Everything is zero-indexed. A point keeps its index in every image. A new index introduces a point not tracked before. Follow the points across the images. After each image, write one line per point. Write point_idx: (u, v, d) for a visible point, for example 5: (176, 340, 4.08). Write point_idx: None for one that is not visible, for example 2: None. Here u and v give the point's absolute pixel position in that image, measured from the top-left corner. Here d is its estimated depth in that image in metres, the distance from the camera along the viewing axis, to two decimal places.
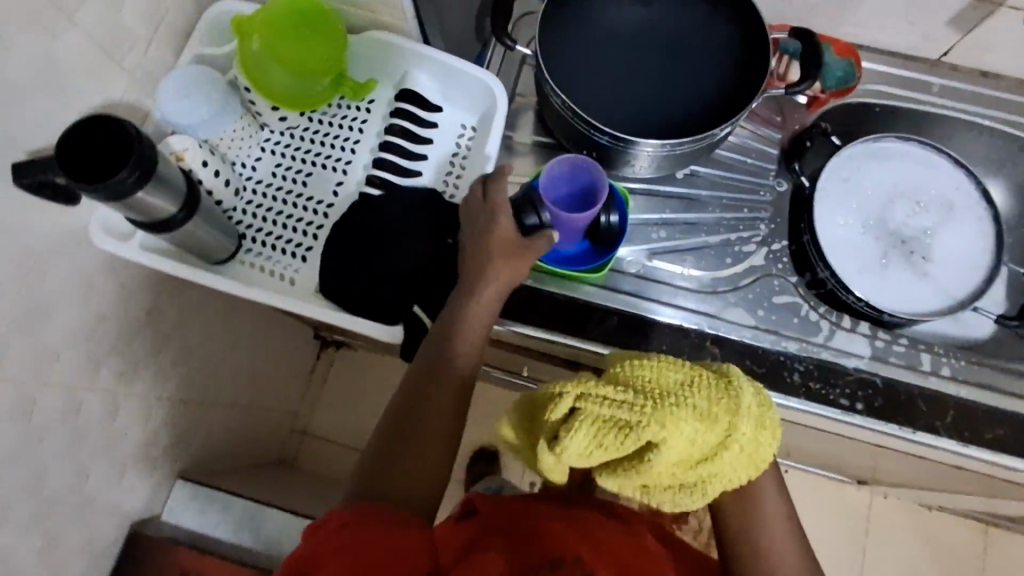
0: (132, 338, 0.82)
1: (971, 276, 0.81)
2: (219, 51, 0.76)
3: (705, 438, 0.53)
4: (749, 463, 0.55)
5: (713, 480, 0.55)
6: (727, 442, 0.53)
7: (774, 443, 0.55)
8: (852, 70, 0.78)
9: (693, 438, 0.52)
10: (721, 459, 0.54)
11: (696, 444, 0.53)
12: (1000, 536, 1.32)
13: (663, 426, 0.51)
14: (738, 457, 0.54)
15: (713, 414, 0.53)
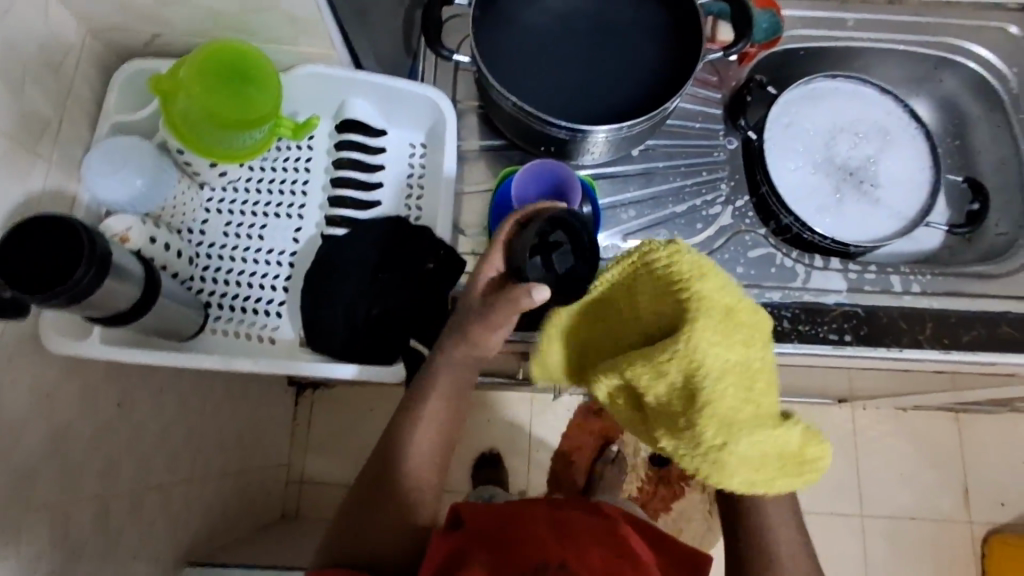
0: (109, 436, 0.77)
1: (918, 193, 0.85)
2: (141, 117, 0.71)
3: (723, 390, 0.52)
4: (708, 451, 0.52)
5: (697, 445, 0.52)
6: (722, 413, 0.52)
7: (737, 474, 0.52)
8: (776, 21, 0.82)
9: (718, 375, 0.53)
10: (699, 415, 0.52)
11: (718, 380, 0.52)
12: (973, 420, 1.42)
13: (705, 337, 0.53)
14: (734, 446, 0.51)
15: (744, 375, 0.53)
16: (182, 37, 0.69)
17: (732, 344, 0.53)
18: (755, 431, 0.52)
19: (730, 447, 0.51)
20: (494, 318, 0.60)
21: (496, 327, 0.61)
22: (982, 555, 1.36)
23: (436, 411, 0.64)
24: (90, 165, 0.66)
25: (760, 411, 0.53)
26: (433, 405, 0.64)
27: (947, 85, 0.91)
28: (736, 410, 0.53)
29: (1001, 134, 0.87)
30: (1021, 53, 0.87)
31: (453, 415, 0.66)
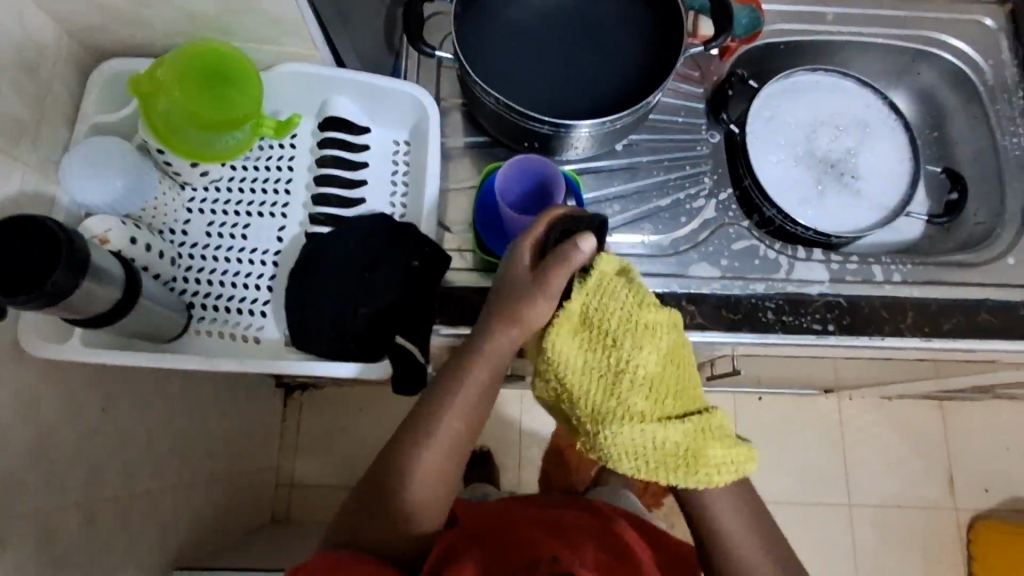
0: (94, 441, 0.76)
1: (898, 184, 0.87)
2: (120, 118, 0.70)
3: (587, 398, 0.56)
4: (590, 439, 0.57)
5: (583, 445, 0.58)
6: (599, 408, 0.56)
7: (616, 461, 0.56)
8: (757, 16, 0.81)
9: (596, 376, 0.56)
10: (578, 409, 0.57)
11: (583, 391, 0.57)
12: (956, 408, 1.44)
13: (580, 344, 0.57)
14: (608, 447, 0.56)
15: (608, 382, 0.56)
16: (161, 37, 0.69)
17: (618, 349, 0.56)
18: (626, 430, 0.55)
19: (602, 432, 0.55)
20: (552, 289, 0.57)
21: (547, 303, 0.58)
22: (967, 541, 1.38)
23: (461, 412, 0.62)
24: (67, 168, 0.65)
25: (627, 411, 0.55)
26: (458, 405, 0.62)
27: (925, 78, 0.92)
28: (608, 414, 0.56)
29: (977, 125, 0.89)
30: (996, 45, 0.88)
31: (476, 416, 0.63)
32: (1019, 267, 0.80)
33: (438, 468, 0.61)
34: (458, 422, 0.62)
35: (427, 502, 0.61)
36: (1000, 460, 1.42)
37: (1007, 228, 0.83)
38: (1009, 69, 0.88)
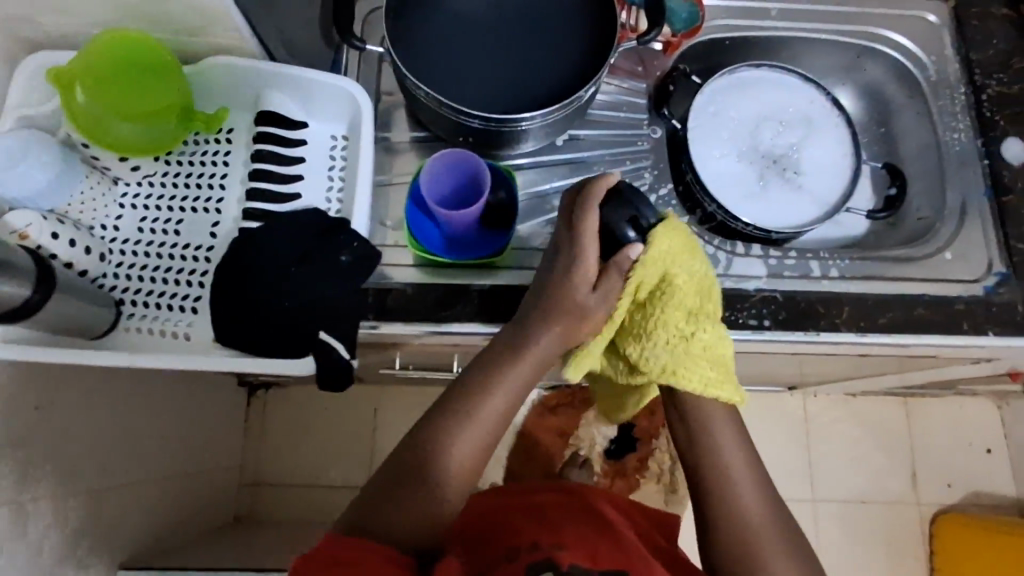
0: (27, 440, 0.75)
1: (840, 180, 0.87)
2: (45, 111, 0.69)
3: (663, 317, 0.63)
4: (681, 352, 0.63)
5: (649, 364, 0.64)
6: (692, 322, 0.63)
7: (697, 373, 0.63)
8: (695, 11, 0.84)
9: (695, 295, 0.64)
10: (673, 324, 0.63)
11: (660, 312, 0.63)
12: (920, 404, 1.45)
13: (686, 266, 0.64)
14: (684, 361, 0.63)
15: (700, 301, 0.65)
16: (86, 28, 0.68)
17: (706, 274, 0.65)
18: (701, 344, 0.63)
19: (695, 339, 0.63)
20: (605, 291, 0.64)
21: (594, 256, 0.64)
22: (929, 535, 1.39)
23: (501, 404, 0.63)
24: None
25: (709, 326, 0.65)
26: (498, 396, 0.63)
27: (872, 73, 0.93)
28: (685, 332, 0.63)
29: (922, 120, 0.89)
30: (940, 41, 0.88)
31: (506, 414, 0.64)
32: (957, 262, 0.80)
33: (466, 460, 0.62)
34: (489, 422, 0.63)
35: (454, 493, 0.62)
36: (963, 455, 1.43)
37: (946, 222, 0.83)
38: (952, 65, 0.87)
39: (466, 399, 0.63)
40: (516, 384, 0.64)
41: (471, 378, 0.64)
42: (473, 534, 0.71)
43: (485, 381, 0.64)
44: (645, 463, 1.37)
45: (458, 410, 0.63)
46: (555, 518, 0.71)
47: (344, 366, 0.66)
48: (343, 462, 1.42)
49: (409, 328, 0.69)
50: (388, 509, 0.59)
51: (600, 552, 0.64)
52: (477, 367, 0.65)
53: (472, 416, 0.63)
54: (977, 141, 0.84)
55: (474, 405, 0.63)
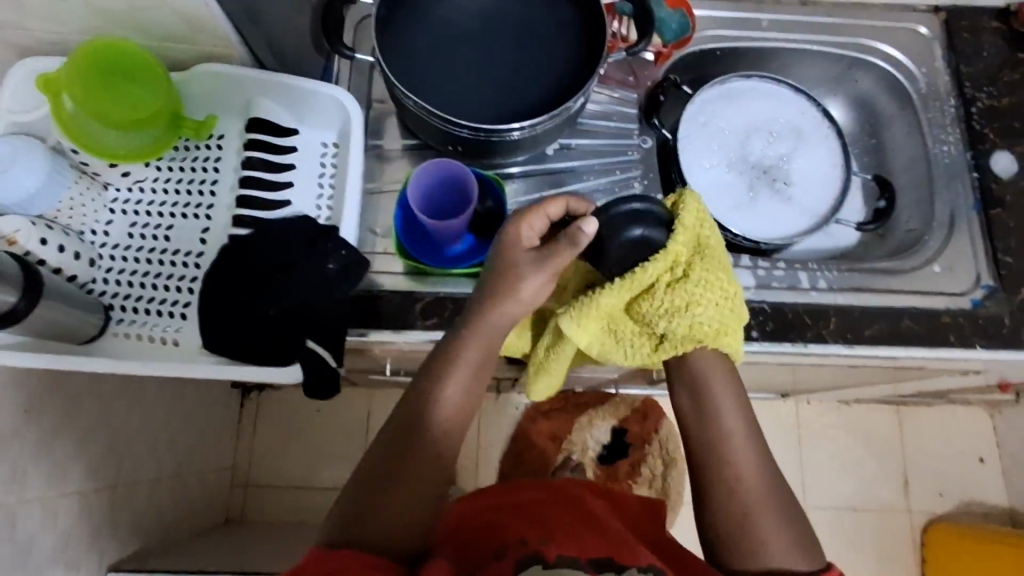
0: (14, 443, 0.75)
1: (829, 192, 0.87)
2: (36, 117, 0.69)
3: (707, 277, 0.63)
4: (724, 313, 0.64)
5: (697, 330, 0.63)
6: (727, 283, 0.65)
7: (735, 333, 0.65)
8: (686, 21, 0.84)
9: (721, 258, 0.67)
10: (717, 285, 0.64)
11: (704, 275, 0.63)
12: (913, 413, 1.45)
13: (712, 230, 0.67)
14: (727, 322, 0.64)
15: (724, 265, 0.67)
16: (77, 35, 0.68)
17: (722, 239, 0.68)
18: (737, 304, 0.65)
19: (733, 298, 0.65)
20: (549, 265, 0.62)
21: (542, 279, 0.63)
22: (921, 544, 1.39)
23: (462, 384, 0.64)
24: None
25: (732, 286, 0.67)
26: (458, 377, 0.63)
27: (862, 84, 0.93)
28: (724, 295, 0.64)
29: (913, 132, 0.89)
30: (931, 53, 0.88)
31: (470, 397, 0.65)
32: (945, 275, 0.80)
33: (440, 445, 0.62)
34: (449, 413, 0.63)
35: (431, 489, 0.61)
36: (955, 463, 1.43)
37: (935, 234, 0.83)
38: (942, 77, 0.87)
39: (422, 394, 0.63)
40: (470, 371, 0.64)
41: (424, 375, 0.65)
42: (464, 534, 0.70)
43: (439, 373, 0.64)
44: (637, 468, 1.37)
45: (417, 407, 0.63)
46: (547, 516, 0.70)
47: (329, 372, 0.66)
48: (336, 464, 1.42)
49: (393, 336, 0.69)
50: (368, 512, 0.58)
51: (587, 546, 0.62)
52: (429, 363, 0.65)
53: (435, 400, 0.63)
54: (966, 153, 0.84)
55: (432, 399, 0.63)
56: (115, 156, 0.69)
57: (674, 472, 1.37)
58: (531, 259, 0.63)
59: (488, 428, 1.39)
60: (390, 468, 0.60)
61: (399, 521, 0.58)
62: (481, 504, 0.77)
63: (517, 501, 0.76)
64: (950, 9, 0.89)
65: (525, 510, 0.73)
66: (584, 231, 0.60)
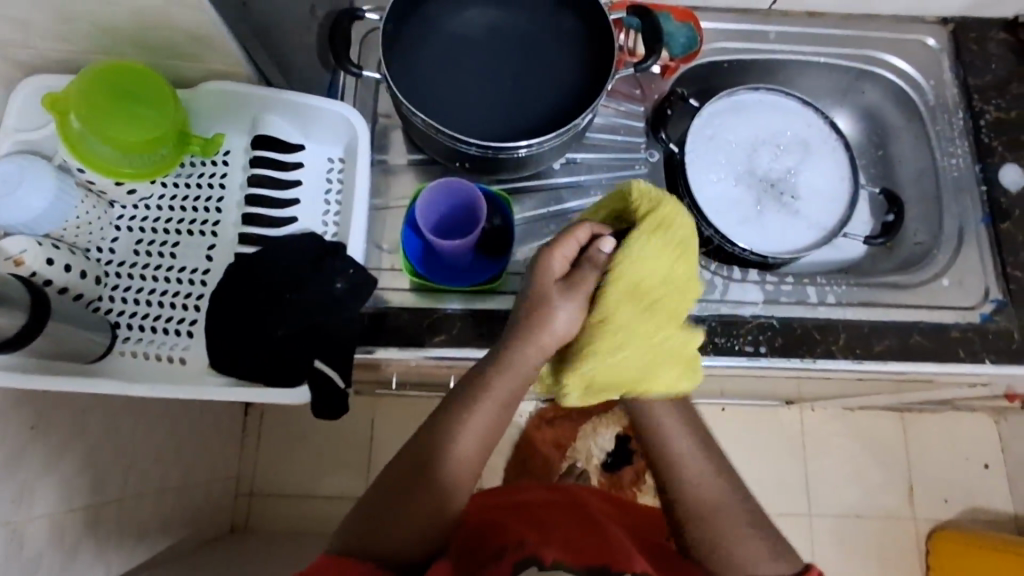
0: (21, 461, 0.75)
1: (837, 206, 0.87)
2: (41, 136, 0.69)
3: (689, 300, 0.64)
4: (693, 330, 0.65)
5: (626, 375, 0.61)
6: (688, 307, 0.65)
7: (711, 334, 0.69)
8: (694, 35, 0.84)
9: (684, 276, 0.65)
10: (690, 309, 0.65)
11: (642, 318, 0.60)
12: (918, 419, 1.45)
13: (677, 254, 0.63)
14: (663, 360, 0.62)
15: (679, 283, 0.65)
16: (85, 53, 0.68)
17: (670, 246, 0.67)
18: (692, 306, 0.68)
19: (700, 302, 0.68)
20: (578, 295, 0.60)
21: (572, 308, 0.60)
22: (926, 551, 1.38)
23: (493, 408, 0.61)
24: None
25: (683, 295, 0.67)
26: (489, 401, 0.61)
27: (869, 96, 0.93)
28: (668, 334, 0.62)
29: (920, 144, 0.89)
30: (938, 65, 0.88)
31: (499, 419, 0.62)
32: (954, 288, 0.80)
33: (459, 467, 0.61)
34: (472, 438, 0.61)
35: (440, 509, 0.59)
36: (959, 469, 1.43)
37: (943, 247, 0.83)
38: (949, 90, 0.87)
39: (444, 421, 0.61)
40: (500, 402, 0.61)
41: (453, 400, 0.62)
42: (473, 530, 0.70)
43: (466, 401, 0.61)
44: (642, 476, 1.37)
45: (439, 428, 0.61)
46: (553, 518, 0.71)
47: (338, 392, 0.66)
48: (340, 473, 1.42)
49: (401, 353, 0.69)
50: (381, 523, 0.58)
51: (592, 552, 0.62)
52: (462, 383, 0.63)
53: (462, 421, 0.61)
54: (975, 166, 0.84)
55: (455, 422, 0.61)
56: (127, 177, 0.69)
57: None
58: (562, 288, 0.61)
59: None
60: (401, 485, 0.59)
61: (414, 538, 0.58)
62: (492, 500, 0.79)
63: (527, 501, 0.77)
64: (957, 20, 0.89)
65: (533, 510, 0.74)
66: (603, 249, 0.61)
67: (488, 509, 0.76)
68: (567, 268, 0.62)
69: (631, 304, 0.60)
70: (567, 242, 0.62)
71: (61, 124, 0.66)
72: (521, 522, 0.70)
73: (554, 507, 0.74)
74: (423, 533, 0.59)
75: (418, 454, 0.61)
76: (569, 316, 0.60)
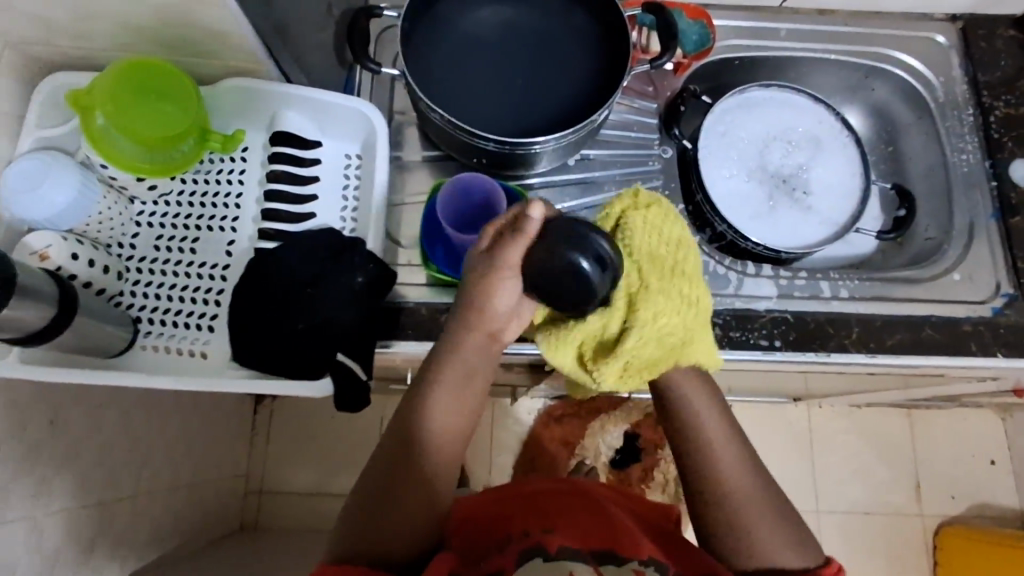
0: (41, 456, 0.76)
1: (848, 202, 0.88)
2: (64, 133, 0.70)
3: None
4: None
5: (661, 346, 0.63)
6: None
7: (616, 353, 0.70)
8: (706, 33, 0.85)
9: None
10: None
11: (660, 289, 0.61)
12: (924, 416, 1.45)
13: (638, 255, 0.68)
14: (691, 331, 0.64)
15: None
16: (105, 51, 0.69)
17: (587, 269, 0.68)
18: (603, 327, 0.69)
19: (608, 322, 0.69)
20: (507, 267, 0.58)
21: (506, 283, 0.58)
22: (933, 547, 1.39)
23: (453, 389, 0.63)
24: (22, 207, 0.65)
25: None
26: (450, 384, 0.63)
27: (879, 93, 0.94)
28: (687, 304, 0.63)
29: (929, 140, 0.90)
30: (948, 62, 0.88)
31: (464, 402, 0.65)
32: (965, 283, 0.80)
33: (438, 449, 0.63)
34: (443, 421, 0.64)
35: (434, 494, 0.63)
36: (966, 466, 1.44)
37: (954, 243, 0.83)
38: (959, 86, 0.88)
39: (409, 413, 0.64)
40: (455, 387, 0.64)
41: (413, 391, 0.65)
42: (470, 525, 0.72)
43: (423, 389, 0.64)
44: (651, 473, 1.37)
45: (408, 412, 0.64)
46: (549, 502, 0.73)
47: (359, 384, 0.66)
48: (349, 471, 1.43)
49: (418, 347, 0.70)
50: (379, 514, 0.60)
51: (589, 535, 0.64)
52: (422, 370, 0.65)
53: (428, 406, 0.63)
54: (985, 162, 0.85)
55: (423, 406, 0.63)
56: (151, 174, 0.70)
57: None
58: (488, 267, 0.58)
59: (502, 434, 1.39)
60: (393, 478, 0.61)
61: (408, 530, 0.60)
62: (497, 488, 0.81)
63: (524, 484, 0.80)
64: (966, 18, 0.89)
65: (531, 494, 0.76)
66: (529, 215, 0.56)
67: (492, 495, 0.78)
68: (494, 244, 0.59)
69: (647, 272, 0.61)
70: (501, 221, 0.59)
71: (86, 120, 0.67)
72: (517, 508, 0.72)
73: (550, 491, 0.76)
74: (419, 523, 0.61)
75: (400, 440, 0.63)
76: (510, 290, 0.59)
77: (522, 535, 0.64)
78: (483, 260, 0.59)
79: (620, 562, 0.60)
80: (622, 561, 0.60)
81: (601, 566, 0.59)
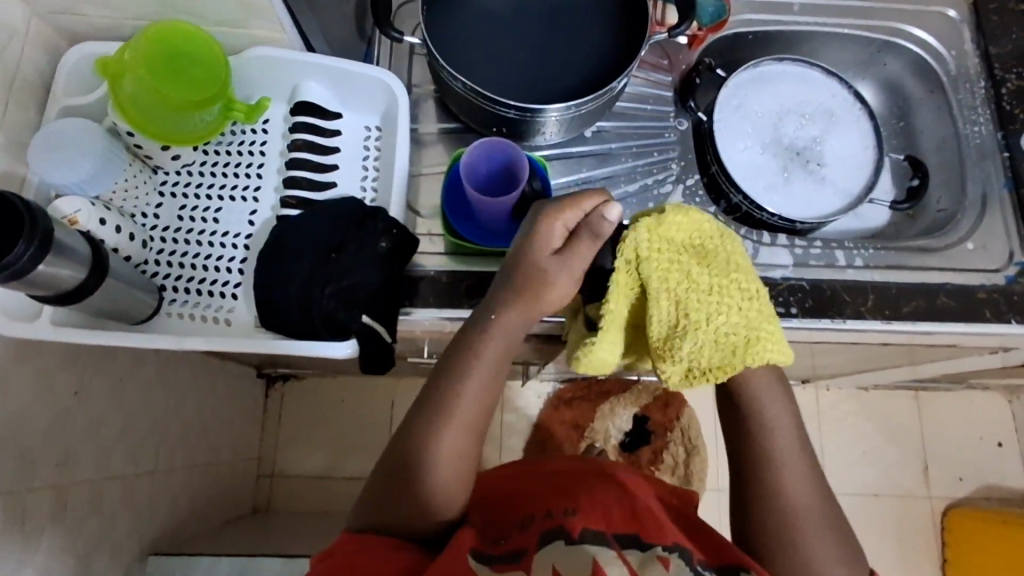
0: (67, 423, 0.76)
1: (861, 173, 0.89)
2: (90, 102, 0.71)
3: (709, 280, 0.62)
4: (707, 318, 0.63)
5: (724, 341, 0.60)
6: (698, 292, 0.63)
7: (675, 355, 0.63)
8: (722, 5, 0.85)
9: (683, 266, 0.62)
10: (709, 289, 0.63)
11: (705, 285, 0.60)
12: (931, 398, 1.46)
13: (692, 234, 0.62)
14: (754, 328, 0.60)
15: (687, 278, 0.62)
16: (130, 20, 0.69)
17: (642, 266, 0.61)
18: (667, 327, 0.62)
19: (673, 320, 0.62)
20: (574, 265, 0.59)
21: (570, 280, 0.60)
22: (942, 528, 1.40)
23: (485, 365, 0.63)
24: (45, 171, 0.65)
25: None
26: (480, 360, 0.63)
27: (890, 68, 0.95)
28: (741, 298, 0.60)
29: (941, 114, 0.91)
30: (960, 35, 0.90)
31: (495, 378, 0.64)
32: (978, 251, 0.81)
33: (465, 429, 0.63)
34: (472, 398, 0.63)
35: (457, 472, 0.63)
36: (973, 449, 1.44)
37: (968, 213, 0.84)
38: (970, 60, 0.89)
39: (439, 386, 0.64)
40: (490, 363, 0.63)
41: (444, 368, 0.65)
42: (490, 502, 0.72)
43: (456, 362, 0.64)
44: (660, 455, 1.38)
45: (438, 387, 0.64)
46: (569, 479, 0.74)
47: (386, 345, 0.68)
48: (360, 456, 1.43)
49: (438, 314, 0.71)
50: (400, 494, 0.61)
51: (614, 515, 0.65)
52: (455, 342, 0.65)
53: (456, 381, 0.63)
54: (997, 133, 0.86)
55: (453, 380, 0.63)
56: (178, 142, 0.72)
57: (696, 458, 1.37)
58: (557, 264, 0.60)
59: (512, 418, 1.40)
60: (415, 456, 0.61)
61: (429, 505, 0.62)
62: (515, 466, 0.83)
63: (540, 464, 0.81)
64: None
65: (547, 472, 0.77)
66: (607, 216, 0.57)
67: (509, 473, 0.79)
68: (566, 237, 0.60)
69: (691, 269, 0.60)
70: (569, 212, 0.59)
71: (117, 91, 0.68)
72: (535, 485, 0.74)
73: (570, 468, 0.77)
74: (441, 498, 0.62)
75: (422, 421, 0.63)
76: (567, 286, 0.60)
77: (544, 518, 0.65)
78: (553, 257, 0.60)
79: (644, 547, 0.61)
80: (647, 546, 0.61)
81: (624, 550, 0.60)
